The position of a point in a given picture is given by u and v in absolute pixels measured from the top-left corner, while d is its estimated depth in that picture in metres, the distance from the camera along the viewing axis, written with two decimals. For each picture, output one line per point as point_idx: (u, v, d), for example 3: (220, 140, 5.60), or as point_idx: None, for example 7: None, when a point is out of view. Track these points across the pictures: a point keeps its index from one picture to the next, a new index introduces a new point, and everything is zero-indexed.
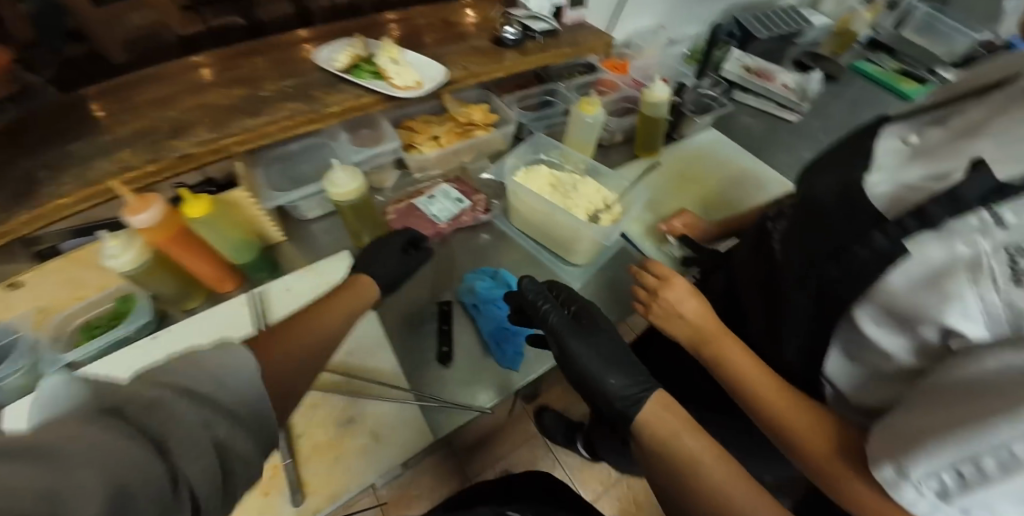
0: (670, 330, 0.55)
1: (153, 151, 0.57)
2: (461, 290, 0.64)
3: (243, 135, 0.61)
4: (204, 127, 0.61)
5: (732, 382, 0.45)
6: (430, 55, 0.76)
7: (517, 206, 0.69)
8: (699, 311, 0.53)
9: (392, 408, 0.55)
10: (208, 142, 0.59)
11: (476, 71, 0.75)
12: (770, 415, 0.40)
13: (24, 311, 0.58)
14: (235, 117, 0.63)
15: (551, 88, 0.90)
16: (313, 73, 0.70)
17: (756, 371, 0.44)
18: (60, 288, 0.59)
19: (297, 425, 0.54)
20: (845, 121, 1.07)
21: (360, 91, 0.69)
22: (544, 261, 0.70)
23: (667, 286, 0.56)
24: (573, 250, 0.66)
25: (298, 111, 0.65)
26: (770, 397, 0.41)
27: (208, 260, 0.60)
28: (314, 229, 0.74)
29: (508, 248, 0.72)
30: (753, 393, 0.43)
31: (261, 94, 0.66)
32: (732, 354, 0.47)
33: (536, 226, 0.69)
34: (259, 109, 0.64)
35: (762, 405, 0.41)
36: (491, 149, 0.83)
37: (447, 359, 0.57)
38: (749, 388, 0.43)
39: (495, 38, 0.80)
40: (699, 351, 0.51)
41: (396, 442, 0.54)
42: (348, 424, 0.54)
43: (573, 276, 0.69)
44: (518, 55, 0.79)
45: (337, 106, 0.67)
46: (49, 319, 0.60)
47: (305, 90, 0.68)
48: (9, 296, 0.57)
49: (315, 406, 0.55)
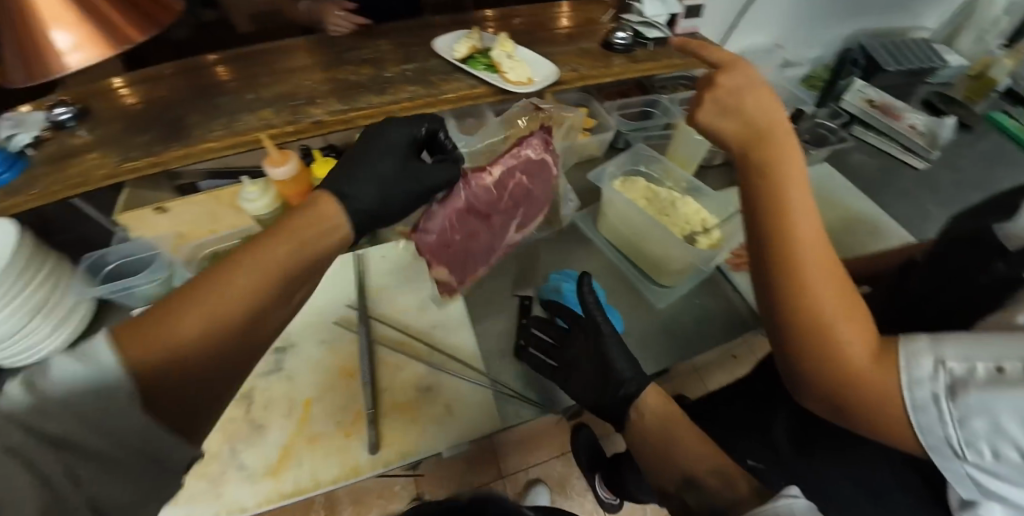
0: (717, 126, 0.42)
1: (294, 116, 0.65)
2: (544, 290, 0.66)
3: (368, 109, 0.65)
4: (335, 100, 0.67)
5: (781, 254, 0.34)
6: (542, 54, 0.77)
7: (607, 214, 0.69)
8: (771, 110, 0.39)
9: (469, 385, 0.57)
10: (338, 112, 0.65)
11: (584, 74, 0.75)
12: (809, 320, 0.32)
13: (165, 234, 0.67)
14: (360, 93, 0.67)
15: (654, 98, 0.89)
16: (431, 59, 0.74)
17: (823, 252, 0.33)
18: (197, 221, 0.67)
19: (383, 382, 0.57)
20: (982, 175, 0.95)
21: (475, 81, 0.70)
22: (628, 275, 0.70)
23: (721, 84, 0.42)
24: (663, 269, 0.65)
25: (416, 93, 0.67)
26: (820, 291, 0.32)
27: None
28: None
29: (590, 253, 0.73)
30: (788, 268, 0.33)
31: (385, 75, 0.71)
32: (800, 201, 0.34)
33: (625, 238, 0.69)
34: (381, 88, 0.69)
35: (802, 299, 0.32)
36: (586, 152, 0.84)
37: (524, 352, 0.60)
38: (811, 267, 0.32)
39: (606, 42, 0.80)
40: (743, 155, 0.38)
41: (467, 417, 0.55)
42: (427, 392, 0.56)
43: (657, 296, 0.68)
44: (629, 61, 0.78)
45: (453, 93, 0.68)
46: (187, 245, 0.70)
47: (422, 74, 0.71)
48: (158, 220, 0.64)
49: (400, 367, 0.58)
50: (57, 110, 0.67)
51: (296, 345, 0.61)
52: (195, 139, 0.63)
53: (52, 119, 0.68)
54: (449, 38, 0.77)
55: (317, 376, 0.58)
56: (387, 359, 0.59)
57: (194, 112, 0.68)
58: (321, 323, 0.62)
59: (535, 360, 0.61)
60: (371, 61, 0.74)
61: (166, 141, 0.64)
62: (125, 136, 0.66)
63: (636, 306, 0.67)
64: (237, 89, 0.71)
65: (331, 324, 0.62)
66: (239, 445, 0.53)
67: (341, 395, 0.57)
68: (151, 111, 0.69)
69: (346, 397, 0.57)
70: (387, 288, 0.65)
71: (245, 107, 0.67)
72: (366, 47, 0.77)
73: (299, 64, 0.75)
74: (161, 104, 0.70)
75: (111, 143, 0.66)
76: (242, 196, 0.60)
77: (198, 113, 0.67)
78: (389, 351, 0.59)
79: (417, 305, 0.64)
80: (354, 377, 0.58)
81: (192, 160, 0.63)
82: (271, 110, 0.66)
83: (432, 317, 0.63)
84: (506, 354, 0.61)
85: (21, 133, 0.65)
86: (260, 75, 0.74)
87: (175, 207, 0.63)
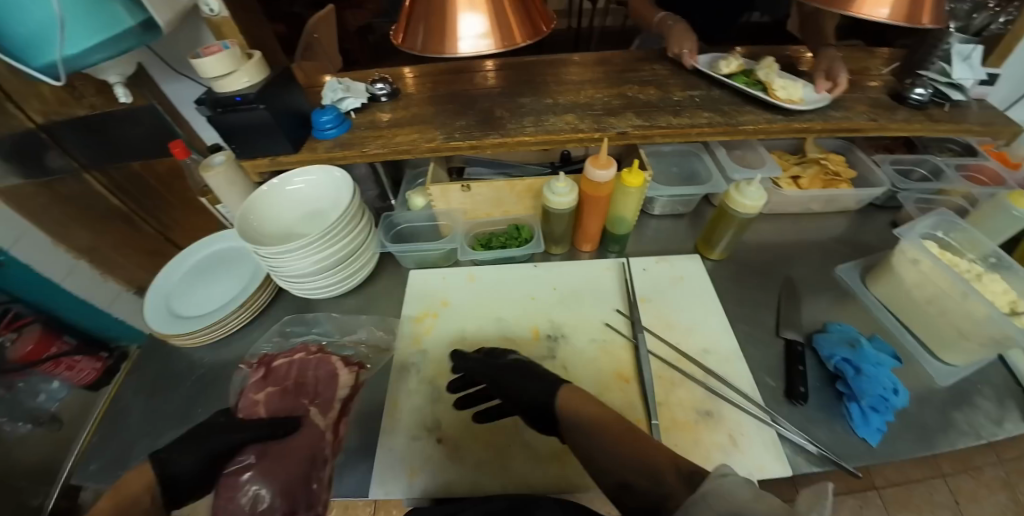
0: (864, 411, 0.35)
1: (597, 124, 0.70)
2: (821, 338, 0.63)
3: (668, 129, 0.69)
4: (633, 114, 0.72)
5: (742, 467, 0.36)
6: (830, 97, 0.75)
7: (901, 272, 0.65)
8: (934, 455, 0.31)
9: (754, 423, 0.55)
10: (642, 127, 0.69)
11: (884, 124, 0.71)
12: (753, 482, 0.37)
13: (455, 209, 0.75)
14: (656, 113, 0.72)
15: (924, 158, 0.83)
16: (716, 89, 0.77)
17: None
18: (482, 204, 0.74)
19: (658, 395, 0.58)
20: None
21: (771, 116, 0.71)
22: (898, 338, 0.66)
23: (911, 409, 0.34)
24: (954, 345, 0.60)
25: (714, 120, 0.70)
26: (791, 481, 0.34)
27: (600, 220, 0.71)
28: (651, 224, 0.81)
29: (855, 310, 0.69)
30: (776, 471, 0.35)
31: (673, 99, 0.75)
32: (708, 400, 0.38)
33: (914, 304, 0.64)
34: (675, 110, 0.72)
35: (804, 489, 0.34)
36: (840, 206, 0.80)
37: (802, 398, 0.58)
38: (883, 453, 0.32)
39: (896, 96, 0.75)
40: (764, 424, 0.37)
41: (753, 451, 0.53)
42: (706, 416, 0.56)
43: (938, 370, 0.62)
44: (925, 119, 0.73)
45: (751, 126, 0.69)
46: (465, 222, 0.77)
47: (712, 102, 0.74)
48: (456, 197, 0.72)
49: (674, 384, 0.59)
50: (378, 86, 0.83)
51: (567, 336, 0.64)
52: (510, 130, 0.71)
53: (370, 92, 0.84)
54: (707, 55, 0.83)
55: (592, 373, 0.60)
56: (661, 371, 0.60)
57: (501, 108, 0.77)
58: (591, 321, 0.65)
59: (810, 410, 0.58)
60: (655, 84, 0.79)
61: (481, 129, 0.73)
62: (444, 119, 0.77)
63: (914, 375, 0.62)
64: (533, 93, 0.80)
65: (600, 324, 0.65)
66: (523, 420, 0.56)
67: (619, 396, 0.58)
68: (461, 102, 0.80)
69: (622, 399, 0.58)
70: (651, 301, 0.67)
71: (547, 110, 0.75)
72: (644, 70, 0.82)
73: (584, 79, 0.82)
74: (470, 97, 0.81)
75: (431, 123, 0.77)
76: (549, 189, 0.65)
77: (505, 109, 0.77)
78: (662, 363, 0.60)
79: (685, 325, 0.65)
80: (629, 383, 0.59)
81: (505, 149, 0.71)
82: (574, 115, 0.73)
83: (702, 341, 0.63)
84: (781, 398, 0.59)
85: (348, 99, 0.81)
86: (551, 84, 0.82)
87: (476, 188, 0.71)
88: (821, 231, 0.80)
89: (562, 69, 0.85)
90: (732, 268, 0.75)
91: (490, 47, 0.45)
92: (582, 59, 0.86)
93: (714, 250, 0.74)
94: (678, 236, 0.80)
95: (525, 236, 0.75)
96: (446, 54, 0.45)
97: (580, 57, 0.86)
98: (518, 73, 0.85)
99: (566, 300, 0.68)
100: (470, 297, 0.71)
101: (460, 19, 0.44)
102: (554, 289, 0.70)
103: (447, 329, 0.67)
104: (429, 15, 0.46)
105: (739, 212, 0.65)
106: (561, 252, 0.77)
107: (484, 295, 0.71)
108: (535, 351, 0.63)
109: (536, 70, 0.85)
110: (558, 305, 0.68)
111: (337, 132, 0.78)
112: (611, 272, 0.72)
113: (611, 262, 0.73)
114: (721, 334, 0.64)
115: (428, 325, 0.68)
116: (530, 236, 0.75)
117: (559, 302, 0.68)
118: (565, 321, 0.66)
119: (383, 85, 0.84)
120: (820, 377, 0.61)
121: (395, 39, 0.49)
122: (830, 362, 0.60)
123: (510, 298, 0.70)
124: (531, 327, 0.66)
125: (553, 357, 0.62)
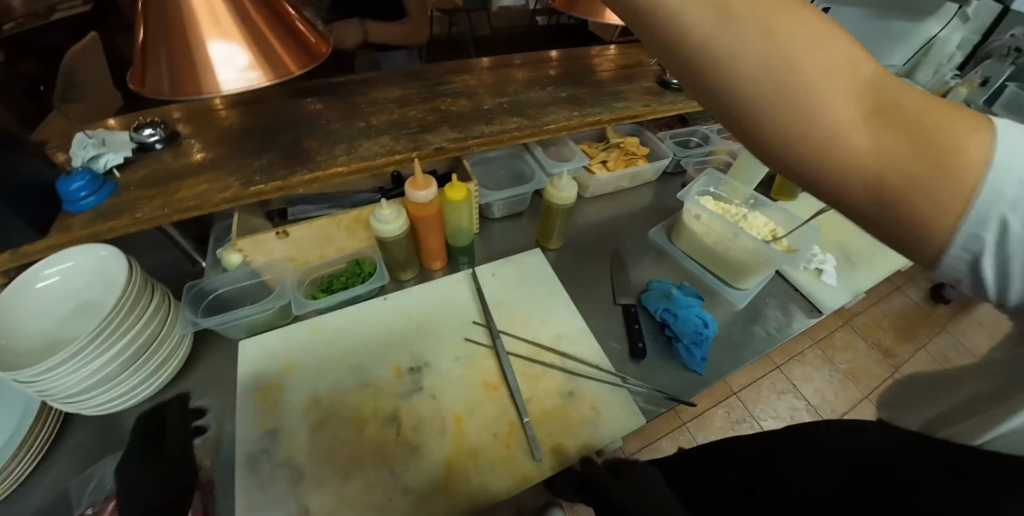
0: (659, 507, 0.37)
1: (413, 143, 0.69)
2: (647, 297, 0.73)
3: (481, 139, 0.71)
4: (448, 128, 0.72)
5: None
6: (613, 90, 0.87)
7: (692, 227, 0.78)
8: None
9: (608, 388, 0.62)
10: (456, 140, 0.70)
11: (656, 108, 0.85)
12: None
13: (278, 259, 0.66)
14: (470, 123, 0.74)
15: (694, 129, 1.02)
16: (521, 93, 0.82)
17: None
18: (308, 247, 0.67)
19: (525, 390, 0.61)
20: None
21: (571, 114, 0.79)
22: (704, 279, 0.80)
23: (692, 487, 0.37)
24: (742, 275, 0.75)
25: (522, 124, 0.75)
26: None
27: (438, 237, 0.71)
28: (495, 228, 0.84)
29: (671, 264, 0.82)
30: None
31: (484, 107, 0.78)
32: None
33: (708, 250, 0.78)
34: (487, 119, 0.75)
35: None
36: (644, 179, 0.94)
37: (641, 353, 0.67)
38: None
39: (663, 81, 0.90)
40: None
41: (612, 415, 0.59)
42: (570, 397, 0.60)
43: (736, 296, 0.78)
44: (687, 98, 0.89)
45: (554, 125, 0.76)
46: (296, 270, 0.70)
47: (519, 107, 0.79)
48: (274, 246, 0.64)
49: (538, 376, 0.62)
50: (147, 133, 0.68)
51: (429, 363, 0.62)
52: (321, 163, 0.66)
53: (137, 141, 0.68)
54: None
55: (460, 391, 0.60)
56: (524, 369, 0.62)
57: (309, 139, 0.71)
58: (449, 341, 0.65)
59: (649, 362, 0.67)
60: (465, 94, 0.81)
61: (287, 166, 0.66)
62: (241, 161, 0.67)
63: (718, 307, 0.76)
64: (344, 118, 0.75)
65: (460, 341, 0.65)
66: (398, 468, 0.53)
67: (489, 406, 0.58)
68: (260, 138, 0.71)
69: (494, 408, 0.59)
70: (504, 303, 0.69)
71: (360, 135, 0.71)
72: (454, 81, 0.84)
73: (396, 96, 0.80)
74: (271, 132, 0.72)
75: (225, 168, 0.66)
76: (375, 218, 0.62)
77: (313, 140, 0.70)
78: (524, 360, 0.63)
79: (538, 318, 0.68)
80: (497, 389, 0.60)
81: (320, 184, 0.65)
82: (389, 137, 0.70)
83: (555, 329, 0.67)
84: (627, 358, 0.67)
85: (109, 155, 0.64)
86: (362, 105, 0.78)
87: (295, 232, 0.63)
88: (635, 203, 0.93)
89: (372, 88, 0.82)
90: (573, 252, 0.82)
91: (259, 80, 0.38)
92: (391, 76, 0.83)
93: (552, 241, 0.80)
94: (522, 234, 0.84)
95: (368, 270, 0.71)
96: (205, 95, 0.37)
97: (389, 74, 0.84)
98: (324, 97, 0.79)
99: (423, 326, 0.66)
100: (318, 352, 0.64)
101: (212, 51, 0.36)
102: (409, 318, 0.67)
103: (297, 396, 0.60)
104: (164, 41, 0.36)
105: (558, 204, 0.71)
106: (411, 275, 0.74)
107: (334, 347, 0.64)
108: (398, 389, 0.60)
109: (343, 92, 0.80)
110: (415, 333, 0.65)
111: (99, 199, 0.61)
112: (464, 285, 0.72)
113: (461, 275, 0.73)
114: (570, 317, 0.69)
115: (271, 399, 0.59)
116: (372, 268, 0.71)
117: (416, 330, 0.66)
118: (425, 348, 0.64)
119: (153, 129, 0.69)
120: (653, 330, 0.71)
121: (127, 82, 0.38)
122: (657, 314, 0.70)
123: (363, 340, 0.65)
124: (392, 366, 0.62)
125: (419, 389, 0.60)
